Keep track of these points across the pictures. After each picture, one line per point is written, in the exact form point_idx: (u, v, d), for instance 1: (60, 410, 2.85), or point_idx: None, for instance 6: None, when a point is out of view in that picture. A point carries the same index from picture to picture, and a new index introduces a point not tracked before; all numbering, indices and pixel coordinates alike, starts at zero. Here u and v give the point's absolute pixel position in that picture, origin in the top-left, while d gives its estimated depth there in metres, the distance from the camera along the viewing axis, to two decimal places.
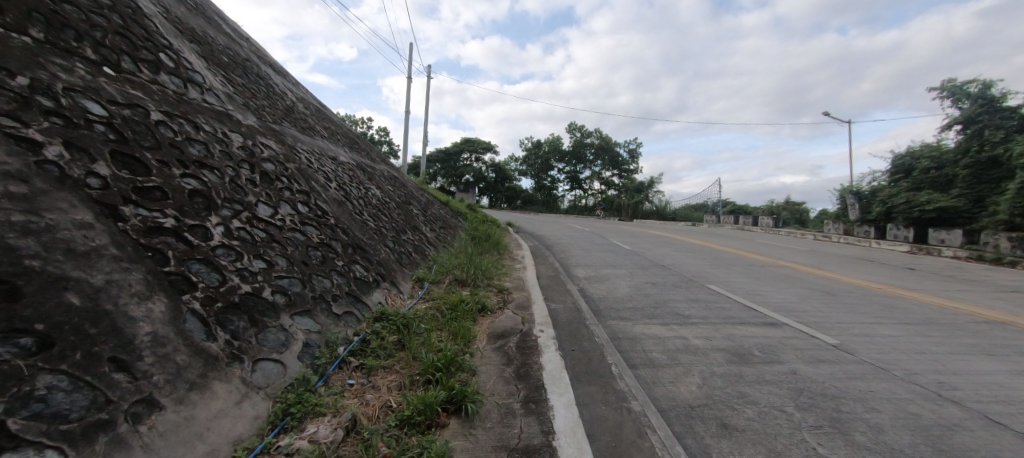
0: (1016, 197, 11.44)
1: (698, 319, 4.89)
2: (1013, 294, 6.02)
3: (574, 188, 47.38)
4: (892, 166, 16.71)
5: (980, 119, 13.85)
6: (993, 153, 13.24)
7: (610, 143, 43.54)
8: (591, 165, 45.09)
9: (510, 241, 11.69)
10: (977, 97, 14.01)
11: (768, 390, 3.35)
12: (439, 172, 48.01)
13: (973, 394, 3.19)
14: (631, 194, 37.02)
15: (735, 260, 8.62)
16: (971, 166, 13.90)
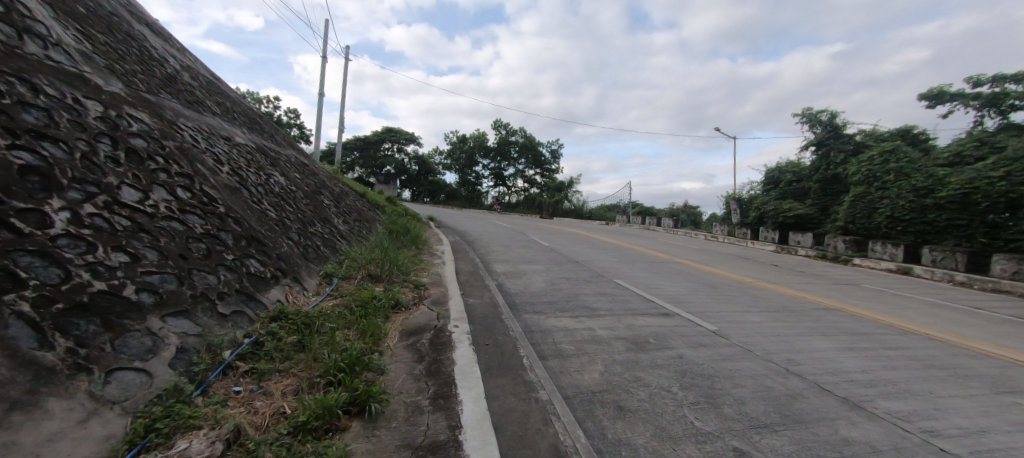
0: (850, 207, 14.15)
1: (603, 311, 5.26)
2: (844, 286, 7.44)
3: (501, 185, 48.06)
4: (765, 178, 19.64)
5: (827, 142, 16.87)
6: (835, 171, 16.26)
7: (535, 143, 44.85)
8: (515, 164, 46.09)
9: (431, 235, 11.45)
10: (826, 124, 17.02)
11: (658, 373, 3.73)
12: (356, 162, 45.36)
13: (811, 367, 3.88)
14: (552, 192, 38.51)
15: (639, 257, 9.45)
16: (820, 181, 16.91)
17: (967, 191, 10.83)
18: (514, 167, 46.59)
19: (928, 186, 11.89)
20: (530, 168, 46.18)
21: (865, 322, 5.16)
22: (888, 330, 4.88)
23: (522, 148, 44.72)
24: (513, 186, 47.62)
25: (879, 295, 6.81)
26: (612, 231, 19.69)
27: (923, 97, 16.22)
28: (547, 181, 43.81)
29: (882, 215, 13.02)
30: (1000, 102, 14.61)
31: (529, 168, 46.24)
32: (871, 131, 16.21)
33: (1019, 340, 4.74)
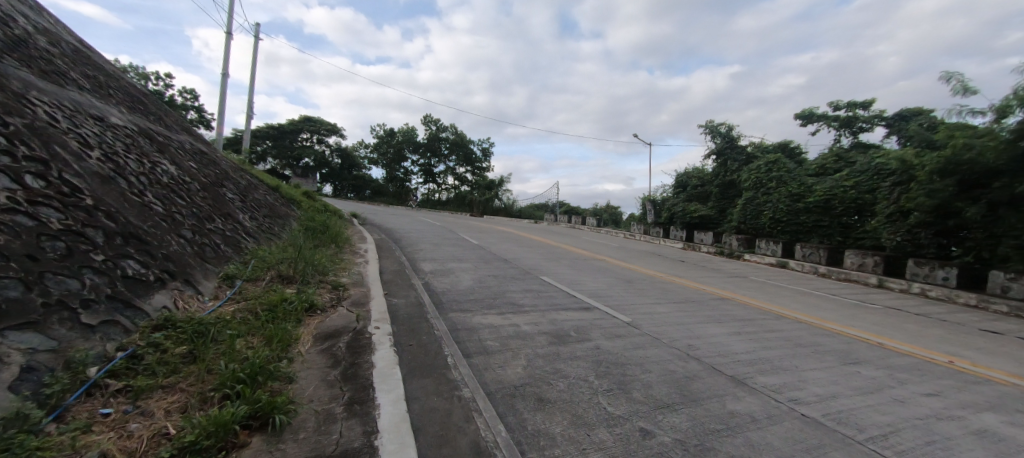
0: (743, 209, 16.16)
1: (529, 307, 5.42)
2: (735, 278, 8.53)
3: (432, 182, 46.95)
4: (676, 182, 21.71)
5: (725, 152, 19.20)
6: (731, 178, 18.56)
7: (467, 141, 44.53)
8: (445, 161, 45.38)
9: (353, 232, 10.86)
10: (725, 135, 19.34)
11: (578, 364, 3.94)
12: (268, 152, 41.47)
13: (707, 351, 4.38)
14: (482, 190, 38.72)
15: (564, 254, 9.87)
16: (719, 186, 19.14)
17: (828, 197, 13.00)
18: (445, 164, 45.79)
19: (801, 193, 14.00)
20: (461, 166, 45.78)
21: (751, 309, 5.95)
22: (767, 315, 5.69)
23: (452, 145, 44.06)
24: (445, 183, 46.84)
25: (761, 285, 7.90)
26: (541, 230, 20.24)
27: (798, 117, 19.07)
28: (479, 179, 43.84)
29: (766, 216, 14.95)
30: (853, 125, 17.73)
31: (461, 166, 45.82)
32: (759, 144, 18.77)
33: (860, 320, 5.82)
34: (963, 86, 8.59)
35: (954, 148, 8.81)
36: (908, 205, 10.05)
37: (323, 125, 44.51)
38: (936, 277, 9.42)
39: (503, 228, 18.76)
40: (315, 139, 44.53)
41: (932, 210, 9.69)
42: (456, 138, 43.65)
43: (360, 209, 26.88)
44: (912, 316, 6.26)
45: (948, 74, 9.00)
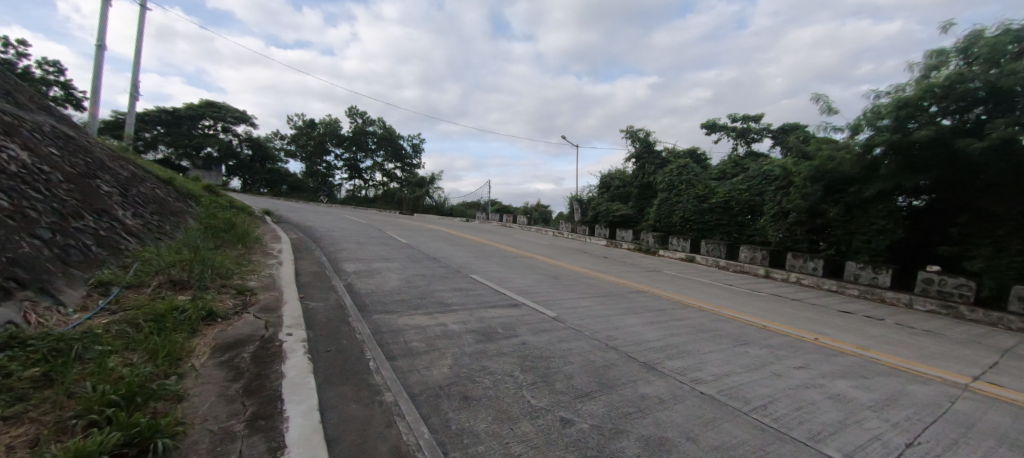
0: (658, 209, 17.48)
1: (457, 306, 5.40)
2: (651, 272, 9.28)
3: (358, 178, 44.73)
4: (601, 183, 22.96)
5: (643, 156, 20.85)
6: (647, 179, 20.18)
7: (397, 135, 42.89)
8: (373, 155, 43.38)
9: (264, 231, 9.93)
10: (643, 140, 20.98)
11: (504, 360, 4.00)
12: (160, 139, 36.15)
13: (624, 340, 4.71)
14: (412, 188, 37.82)
15: (494, 252, 9.98)
16: (638, 188, 20.58)
17: (729, 199, 14.68)
18: (373, 159, 43.77)
19: (707, 194, 15.64)
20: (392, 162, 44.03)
21: (663, 300, 6.53)
22: (676, 305, 6.28)
23: (381, 139, 42.10)
24: (374, 179, 44.77)
25: (672, 278, 8.71)
26: (473, 229, 20.16)
27: (705, 127, 21.23)
28: (410, 175, 42.51)
29: (678, 216, 16.35)
30: (747, 135, 20.19)
31: (391, 162, 44.05)
32: (672, 149, 20.66)
33: (750, 306, 6.66)
34: (829, 106, 10.19)
35: (822, 158, 10.45)
36: (789, 206, 11.73)
37: (230, 112, 39.91)
38: (807, 267, 11.03)
39: (434, 226, 18.37)
40: (219, 128, 39.82)
41: (806, 211, 11.42)
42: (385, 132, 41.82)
43: (272, 205, 24.58)
44: (788, 301, 7.35)
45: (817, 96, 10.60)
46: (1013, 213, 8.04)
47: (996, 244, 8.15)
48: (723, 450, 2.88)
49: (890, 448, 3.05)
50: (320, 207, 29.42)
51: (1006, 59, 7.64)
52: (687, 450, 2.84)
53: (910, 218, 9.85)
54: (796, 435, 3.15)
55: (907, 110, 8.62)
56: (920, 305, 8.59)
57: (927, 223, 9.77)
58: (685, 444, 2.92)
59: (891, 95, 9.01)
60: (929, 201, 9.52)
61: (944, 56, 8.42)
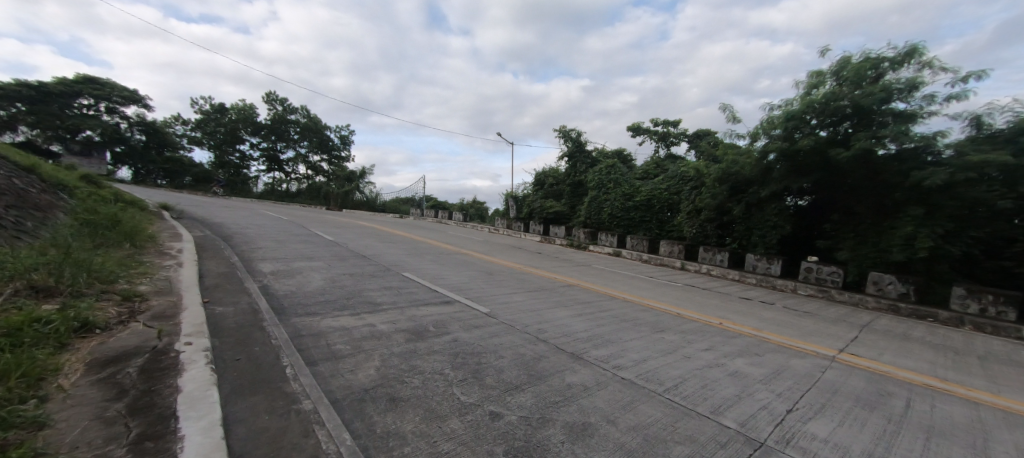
0: (589, 206, 18.32)
1: (387, 305, 5.22)
2: (580, 266, 9.72)
3: (277, 170, 41.35)
4: (536, 180, 23.53)
5: (575, 155, 21.77)
6: (578, 178, 21.09)
7: (322, 125, 40.18)
8: (296, 146, 40.32)
9: (159, 228, 8.76)
10: (574, 140, 21.88)
11: (434, 358, 3.96)
12: (21, 117, 30.13)
13: (554, 333, 4.89)
14: (341, 182, 35.83)
15: (428, 249, 9.80)
16: (570, 185, 21.44)
17: (653, 197, 15.85)
18: (295, 150, 40.65)
19: (632, 193, 16.71)
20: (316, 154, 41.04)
21: (591, 292, 6.89)
22: (602, 297, 6.66)
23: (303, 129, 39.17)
24: (296, 172, 41.60)
25: (600, 272, 9.20)
26: (407, 225, 19.49)
27: (631, 130, 22.67)
28: (337, 168, 39.86)
29: (607, 213, 17.26)
30: (667, 139, 21.95)
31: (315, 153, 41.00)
32: (602, 150, 21.81)
33: (668, 296, 7.26)
34: (733, 115, 11.40)
35: (729, 162, 11.66)
36: (702, 205, 12.98)
37: (116, 90, 34.85)
38: (716, 259, 12.29)
39: (364, 223, 17.51)
40: (102, 108, 34.51)
41: (715, 209, 12.71)
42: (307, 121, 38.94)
43: (169, 199, 21.70)
44: (698, 290, 8.15)
45: (726, 106, 11.81)
46: (872, 212, 9.65)
47: (858, 238, 9.72)
48: (639, 430, 3.12)
49: (774, 415, 3.52)
50: (233, 202, 26.68)
51: (866, 82, 9.09)
52: (607, 432, 3.04)
53: (796, 215, 11.32)
54: (701, 410, 3.51)
55: (794, 122, 9.92)
56: (803, 290, 10.00)
57: (808, 220, 11.30)
58: (606, 427, 3.12)
59: (782, 109, 10.29)
60: (810, 201, 10.99)
61: (822, 76, 9.80)
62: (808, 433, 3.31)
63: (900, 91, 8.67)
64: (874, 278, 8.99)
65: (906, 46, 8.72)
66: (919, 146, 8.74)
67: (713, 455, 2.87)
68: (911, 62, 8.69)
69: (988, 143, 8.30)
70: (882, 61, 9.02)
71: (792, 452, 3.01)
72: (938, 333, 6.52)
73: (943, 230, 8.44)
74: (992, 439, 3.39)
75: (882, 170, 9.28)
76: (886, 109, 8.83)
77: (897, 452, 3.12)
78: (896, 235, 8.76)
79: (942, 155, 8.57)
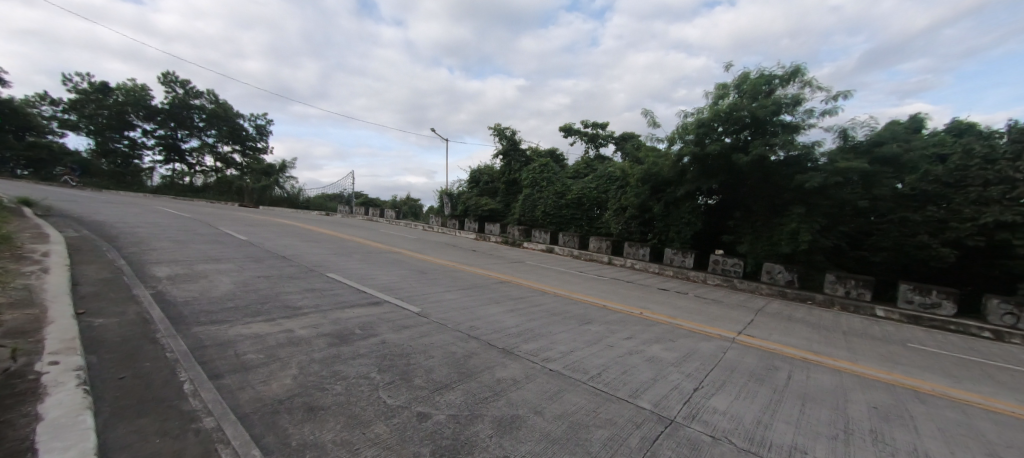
0: (523, 204, 18.65)
1: (308, 309, 4.90)
2: (511, 263, 9.89)
3: (177, 161, 36.76)
4: (470, 178, 23.49)
5: (509, 153, 22.08)
6: (513, 176, 21.43)
7: (233, 112, 36.39)
8: (202, 134, 36.15)
9: (13, 227, 7.33)
10: (508, 138, 22.17)
11: (359, 362, 3.80)
12: None
13: (485, 329, 4.94)
14: (256, 177, 32.79)
15: (357, 248, 9.35)
16: (505, 183, 21.69)
17: (584, 195, 16.61)
18: (200, 139, 36.41)
19: (563, 191, 17.36)
20: (225, 144, 37.22)
21: (523, 288, 7.05)
22: (533, 293, 6.85)
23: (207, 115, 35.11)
24: (201, 163, 37.27)
25: (533, 268, 9.45)
26: (332, 223, 18.36)
27: (563, 130, 23.53)
28: (252, 161, 36.67)
29: (540, 210, 17.73)
30: (596, 140, 23.11)
31: (223, 143, 37.15)
32: (535, 149, 22.39)
33: (595, 289, 7.67)
34: (654, 120, 12.31)
35: (649, 163, 12.52)
36: (627, 203, 13.87)
37: None
38: (639, 254, 13.22)
39: (283, 220, 16.20)
40: None
41: (639, 207, 13.65)
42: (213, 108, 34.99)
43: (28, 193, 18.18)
44: (622, 283, 8.72)
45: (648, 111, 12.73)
46: (767, 210, 11.02)
47: (755, 233, 11.04)
48: (564, 418, 3.27)
49: (683, 394, 3.90)
50: (126, 198, 23.40)
51: (761, 96, 10.33)
52: (534, 423, 3.15)
53: (707, 212, 12.54)
54: (621, 394, 3.77)
55: (703, 129, 10.94)
56: (711, 280, 11.15)
57: (716, 217, 12.58)
58: (533, 418, 3.23)
59: (694, 116, 11.31)
60: (718, 200, 12.24)
61: (726, 89, 10.95)
62: (710, 407, 3.71)
63: (787, 105, 9.98)
64: (768, 268, 10.30)
65: (791, 66, 10.06)
66: (801, 154, 10.13)
67: (629, 435, 3.11)
68: (795, 80, 10.04)
69: (851, 152, 9.90)
70: (773, 78, 10.32)
71: (696, 426, 3.35)
72: (815, 314, 7.65)
73: (820, 226, 9.91)
74: (849, 401, 4.06)
75: (774, 173, 10.62)
76: (777, 121, 10.12)
77: (780, 418, 3.61)
78: (785, 230, 10.10)
79: (817, 162, 10.04)
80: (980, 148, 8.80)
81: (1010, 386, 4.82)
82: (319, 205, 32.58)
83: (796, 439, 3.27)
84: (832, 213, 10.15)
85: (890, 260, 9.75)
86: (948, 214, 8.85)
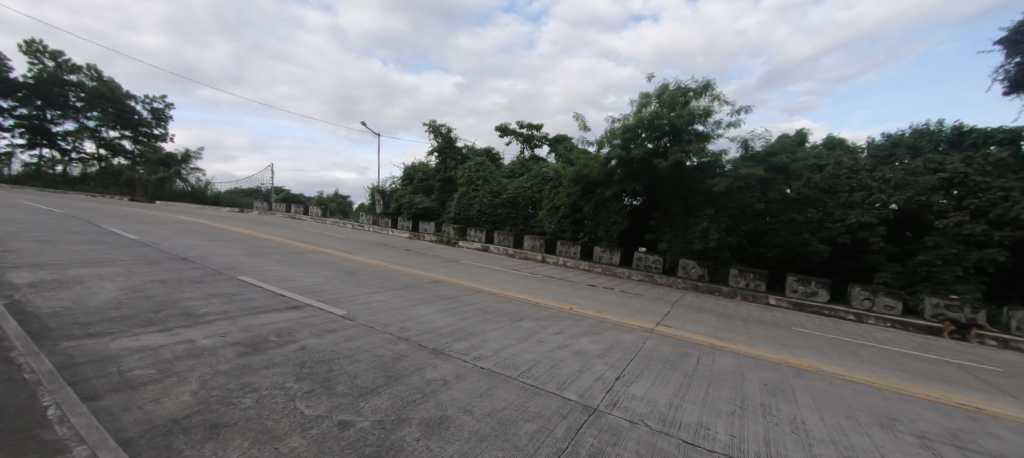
0: (458, 202, 18.50)
1: (213, 316, 4.43)
2: (443, 262, 9.79)
3: (44, 146, 31.04)
4: (404, 175, 22.81)
5: (445, 151, 21.81)
6: (448, 175, 21.19)
7: (121, 92, 31.52)
8: (80, 116, 30.95)
9: None
10: (444, 136, 21.89)
11: (274, 371, 3.52)
12: None
13: (416, 330, 4.85)
14: (151, 168, 28.95)
15: (273, 248, 8.62)
16: (440, 181, 21.36)
17: (519, 195, 16.95)
18: (76, 121, 31.12)
19: (498, 190, 17.55)
20: (111, 128, 32.13)
21: (455, 288, 7.02)
22: (466, 291, 6.86)
23: (87, 94, 30.11)
24: (79, 150, 31.88)
25: (467, 266, 9.43)
26: (246, 220, 16.68)
27: (499, 129, 23.78)
28: (147, 149, 32.23)
29: (474, 209, 17.69)
30: (532, 141, 23.68)
31: (109, 128, 32.11)
32: (471, 147, 22.38)
33: (526, 286, 7.87)
34: (585, 124, 12.89)
35: (581, 165, 13.05)
36: (559, 203, 14.37)
37: None
38: (570, 252, 13.79)
39: (185, 217, 14.37)
40: None
41: (571, 207, 14.21)
42: (94, 86, 30.01)
43: None
44: (553, 280, 9.05)
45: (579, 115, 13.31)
46: (683, 211, 12.09)
47: (672, 232, 12.05)
48: (493, 415, 3.32)
49: (607, 384, 4.15)
50: None
51: (678, 106, 11.29)
52: (462, 422, 3.15)
53: (632, 213, 13.44)
54: (549, 388, 3.92)
55: (629, 134, 11.70)
56: (635, 275, 11.97)
57: (640, 216, 13.53)
58: (462, 417, 3.24)
59: (621, 122, 12.03)
60: (642, 201, 13.17)
61: (649, 98, 11.80)
62: (630, 394, 4.00)
63: (699, 116, 11.02)
64: (683, 264, 11.32)
65: (702, 81, 11.12)
66: (711, 161, 11.23)
67: (555, 426, 3.24)
68: (706, 94, 11.13)
69: (751, 160, 11.22)
70: (689, 91, 11.33)
71: (617, 412, 3.59)
72: (720, 304, 8.57)
73: (726, 226, 11.10)
74: (745, 380, 4.62)
75: (688, 178, 11.66)
76: (692, 130, 11.13)
77: (689, 400, 3.98)
78: (696, 229, 11.15)
79: (724, 168, 11.22)
80: (847, 161, 10.87)
81: (865, 359, 5.83)
82: (230, 201, 29.40)
83: (702, 418, 3.64)
84: (736, 214, 11.42)
85: (781, 255, 11.27)
86: (823, 216, 10.49)
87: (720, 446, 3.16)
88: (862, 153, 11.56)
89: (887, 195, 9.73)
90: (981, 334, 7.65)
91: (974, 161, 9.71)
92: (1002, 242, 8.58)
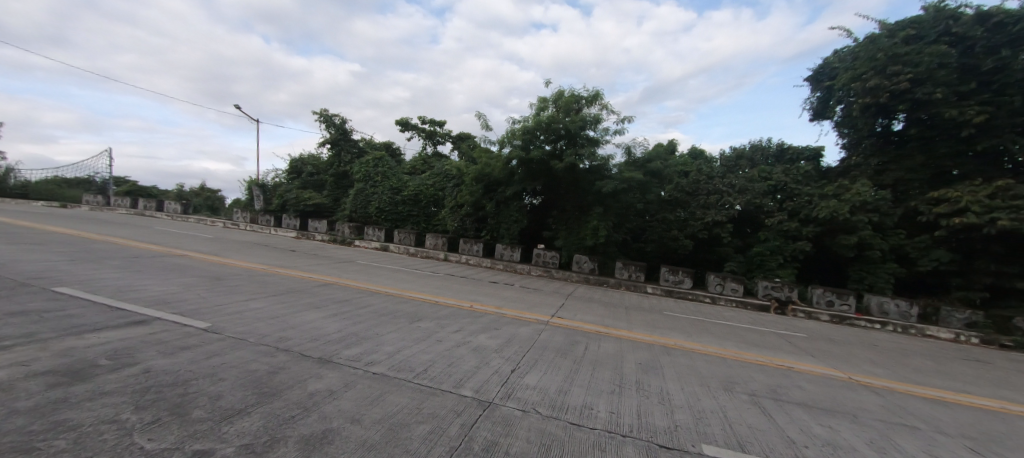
0: (354, 198, 17.37)
1: (9, 341, 3.48)
2: (331, 263, 9.11)
3: None
4: (289, 168, 20.58)
5: (339, 143, 20.41)
6: (342, 169, 19.74)
7: None
8: None
9: None
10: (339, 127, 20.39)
11: (105, 403, 2.91)
12: None
13: (298, 339, 4.46)
14: None
15: (103, 252, 7.04)
16: (334, 176, 19.80)
17: (422, 192, 16.56)
18: None
19: (400, 187, 16.91)
20: None
21: (346, 290, 6.61)
22: (358, 293, 6.51)
23: None
24: None
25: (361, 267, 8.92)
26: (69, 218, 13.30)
27: (401, 123, 22.92)
28: None
29: (373, 206, 16.73)
30: (435, 137, 23.32)
31: None
32: (369, 141, 21.23)
33: (423, 286, 7.76)
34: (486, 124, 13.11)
35: (484, 164, 13.27)
36: (462, 201, 14.40)
37: None
38: (473, 250, 13.94)
39: None
40: None
41: (474, 205, 14.34)
42: None
43: None
44: (453, 278, 9.08)
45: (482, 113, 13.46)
46: (577, 210, 13.07)
47: (568, 229, 12.88)
48: (383, 421, 3.21)
49: (502, 378, 4.31)
50: None
51: (572, 112, 12.12)
52: (349, 433, 2.99)
53: (532, 211, 14.13)
54: (444, 387, 3.93)
55: (528, 136, 12.25)
56: (534, 271, 12.61)
57: (539, 215, 14.26)
58: (349, 427, 3.07)
59: (521, 123, 12.50)
60: (540, 200, 13.89)
61: (546, 102, 12.43)
62: (524, 385, 4.21)
63: (590, 123, 12.00)
64: (577, 259, 12.31)
65: (592, 90, 12.10)
66: (600, 164, 12.34)
67: (449, 425, 3.27)
68: (596, 102, 12.15)
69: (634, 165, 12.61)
70: (581, 99, 12.24)
71: (510, 403, 3.76)
72: (607, 295, 9.50)
73: (612, 224, 12.33)
74: (623, 361, 5.21)
75: (583, 179, 12.61)
76: (584, 135, 12.05)
77: (577, 385, 4.35)
78: (587, 227, 12.14)
79: (611, 172, 12.41)
80: (705, 169, 12.92)
81: (715, 334, 7.02)
82: (46, 195, 23.16)
83: (585, 399, 4.01)
84: (622, 213, 12.74)
85: (657, 248, 12.91)
86: (688, 216, 12.28)
87: (600, 424, 3.52)
88: (716, 163, 13.83)
89: (732, 198, 11.81)
90: (794, 309, 9.84)
91: (790, 173, 12.32)
92: (807, 236, 11.10)
